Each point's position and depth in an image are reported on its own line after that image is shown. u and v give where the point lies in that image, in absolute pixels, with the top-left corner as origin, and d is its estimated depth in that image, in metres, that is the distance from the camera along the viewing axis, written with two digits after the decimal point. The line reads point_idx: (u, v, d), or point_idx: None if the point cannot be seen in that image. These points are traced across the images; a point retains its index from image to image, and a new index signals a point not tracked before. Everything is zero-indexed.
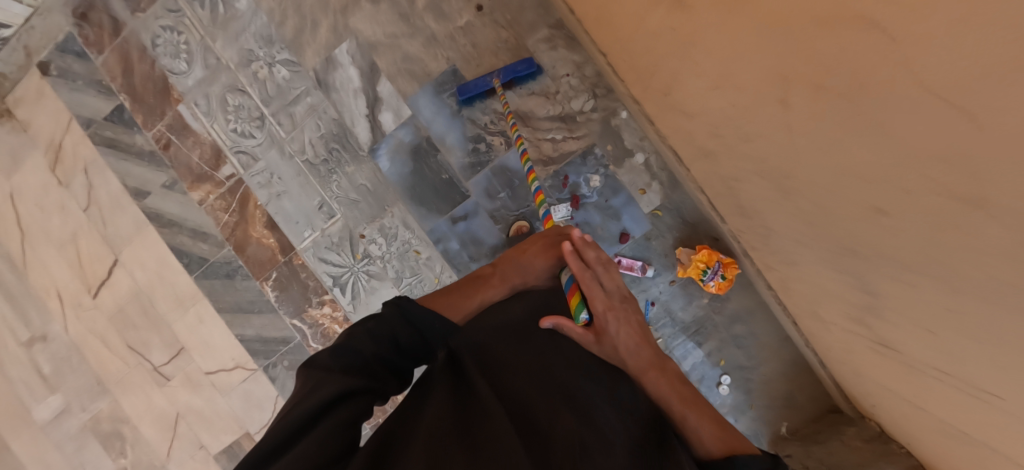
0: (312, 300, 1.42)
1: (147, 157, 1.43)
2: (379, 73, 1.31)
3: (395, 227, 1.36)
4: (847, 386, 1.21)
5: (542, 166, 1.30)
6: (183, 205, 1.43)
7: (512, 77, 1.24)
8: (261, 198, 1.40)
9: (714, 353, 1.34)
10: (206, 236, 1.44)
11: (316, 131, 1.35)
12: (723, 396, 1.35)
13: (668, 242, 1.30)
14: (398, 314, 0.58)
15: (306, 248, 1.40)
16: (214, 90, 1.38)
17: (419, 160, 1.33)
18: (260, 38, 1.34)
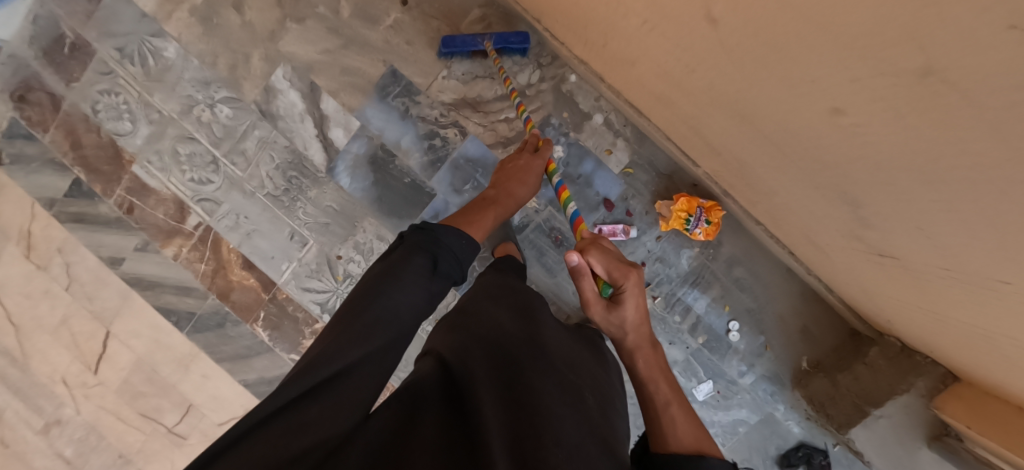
0: (305, 331, 1.40)
1: (115, 224, 1.42)
2: (320, 91, 1.28)
3: (370, 242, 1.33)
4: (861, 308, 1.16)
5: (502, 148, 1.26)
6: (160, 264, 1.42)
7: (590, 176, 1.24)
8: (232, 241, 1.38)
9: (718, 301, 1.28)
10: (189, 290, 1.42)
11: (272, 163, 1.33)
12: (734, 342, 1.31)
13: (648, 199, 1.25)
14: (430, 260, 0.66)
15: (288, 281, 1.38)
16: (163, 144, 1.36)
17: (380, 170, 1.29)
18: (197, 82, 1.32)
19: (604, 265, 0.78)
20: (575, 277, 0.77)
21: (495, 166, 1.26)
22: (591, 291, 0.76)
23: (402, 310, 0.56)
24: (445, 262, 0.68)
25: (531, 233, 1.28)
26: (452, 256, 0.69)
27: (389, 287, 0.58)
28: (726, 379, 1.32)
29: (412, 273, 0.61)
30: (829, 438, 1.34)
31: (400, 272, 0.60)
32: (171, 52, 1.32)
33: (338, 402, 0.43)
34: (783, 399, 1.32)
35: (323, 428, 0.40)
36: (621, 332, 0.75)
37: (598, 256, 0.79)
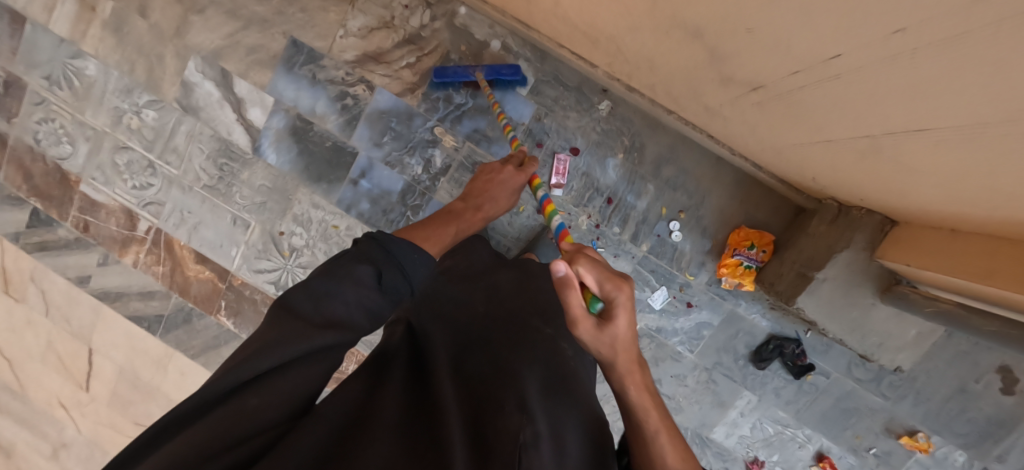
0: (266, 312, 1.43)
1: (75, 244, 1.49)
2: (231, 76, 1.33)
3: (307, 212, 1.36)
4: (792, 177, 1.12)
5: (411, 94, 1.27)
6: (122, 274, 1.48)
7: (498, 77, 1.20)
8: (182, 238, 1.43)
9: (654, 204, 1.26)
10: (153, 293, 1.48)
11: (202, 154, 1.38)
12: (680, 243, 1.27)
13: (560, 115, 1.24)
14: (374, 274, 0.54)
15: (239, 266, 1.42)
16: (102, 158, 1.42)
17: (301, 140, 1.33)
18: (121, 92, 1.38)
19: (597, 275, 0.55)
20: (561, 289, 0.53)
21: (407, 113, 1.28)
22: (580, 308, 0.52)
23: (353, 310, 0.50)
24: (392, 271, 0.56)
25: (455, 172, 1.29)
26: (399, 270, 0.57)
27: (342, 287, 0.50)
28: (680, 282, 1.29)
29: (360, 283, 0.52)
30: (799, 326, 1.29)
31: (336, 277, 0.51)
32: (93, 68, 1.39)
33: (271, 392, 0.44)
34: (741, 291, 1.28)
35: (258, 411, 0.43)
36: (604, 350, 0.53)
37: (589, 268, 0.56)
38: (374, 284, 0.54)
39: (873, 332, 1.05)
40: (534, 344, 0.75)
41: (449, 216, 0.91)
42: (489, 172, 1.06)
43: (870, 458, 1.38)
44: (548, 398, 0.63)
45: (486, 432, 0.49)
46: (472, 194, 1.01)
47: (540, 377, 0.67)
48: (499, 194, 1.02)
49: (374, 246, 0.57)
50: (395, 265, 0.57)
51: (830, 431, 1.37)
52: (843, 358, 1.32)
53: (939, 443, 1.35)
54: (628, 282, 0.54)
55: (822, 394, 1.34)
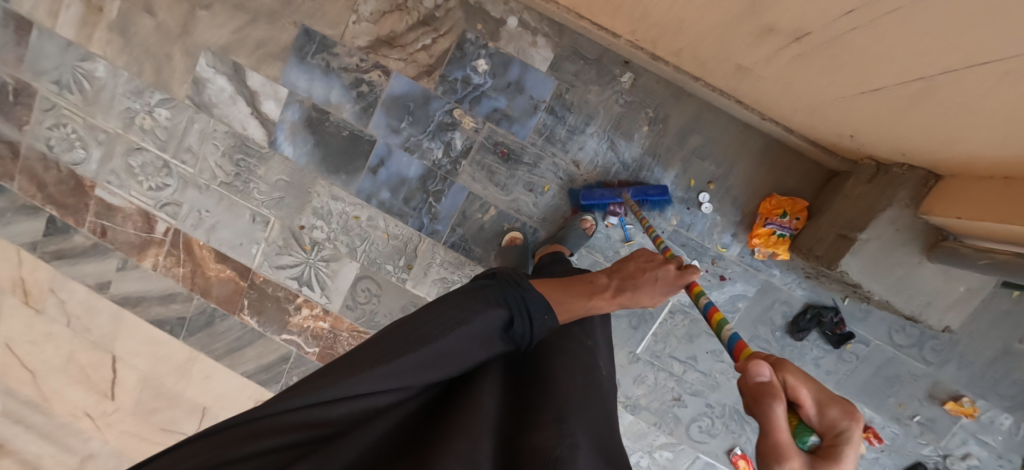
0: (289, 309, 1.41)
1: (92, 250, 1.47)
2: (243, 69, 1.30)
3: (326, 204, 1.34)
4: (826, 138, 1.08)
5: (427, 77, 1.25)
6: (142, 278, 1.46)
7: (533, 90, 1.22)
8: (201, 238, 1.41)
9: (681, 176, 1.23)
10: (174, 296, 1.46)
11: (218, 152, 1.36)
12: (710, 216, 1.24)
13: (581, 90, 1.21)
14: (503, 319, 0.62)
15: (260, 263, 1.40)
16: (117, 161, 1.40)
17: (317, 131, 1.31)
18: (132, 93, 1.36)
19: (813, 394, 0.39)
20: (765, 398, 0.38)
21: (424, 97, 1.25)
22: (785, 435, 0.35)
23: (470, 345, 0.56)
24: (521, 320, 0.64)
25: (476, 154, 1.26)
26: (526, 318, 0.64)
27: (470, 321, 0.57)
28: (711, 255, 1.26)
29: (486, 324, 0.59)
30: (835, 293, 1.26)
31: (473, 312, 0.58)
32: (101, 71, 1.36)
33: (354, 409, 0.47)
34: (775, 261, 1.25)
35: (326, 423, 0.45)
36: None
37: (804, 382, 0.40)
38: (500, 330, 0.61)
39: (920, 292, 1.02)
40: (578, 354, 0.73)
41: (585, 287, 0.82)
42: (642, 261, 0.94)
43: (913, 426, 1.35)
44: (587, 411, 0.61)
45: (518, 449, 0.50)
46: (620, 272, 0.91)
47: (581, 389, 0.65)
48: (646, 288, 0.88)
49: (510, 292, 0.65)
50: (524, 315, 0.64)
51: (871, 400, 1.34)
52: (882, 324, 1.28)
53: (985, 407, 1.32)
54: (863, 410, 0.36)
55: (862, 363, 1.31)
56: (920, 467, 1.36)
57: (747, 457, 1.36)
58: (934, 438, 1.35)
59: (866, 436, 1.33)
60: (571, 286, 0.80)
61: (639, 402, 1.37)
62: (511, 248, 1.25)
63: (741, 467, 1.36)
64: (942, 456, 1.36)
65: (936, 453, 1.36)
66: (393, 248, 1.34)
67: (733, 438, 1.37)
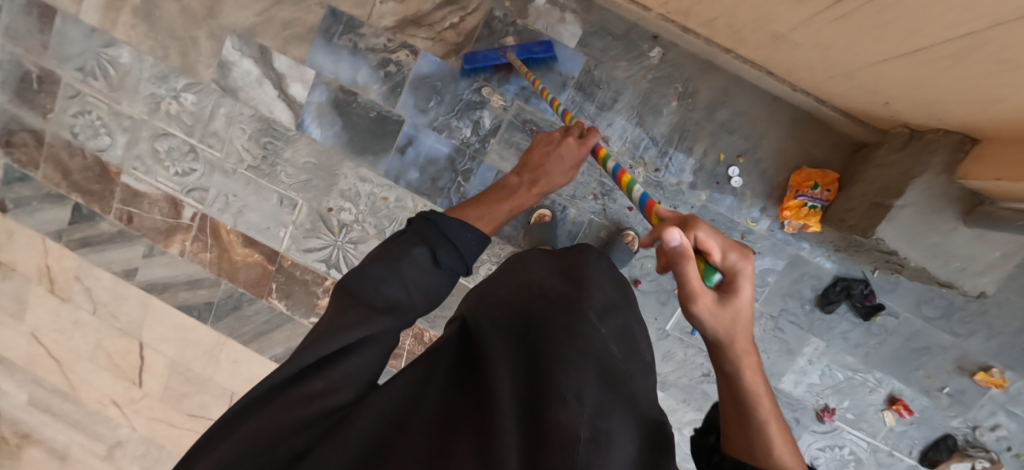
0: (317, 292, 1.41)
1: (119, 237, 1.47)
2: (270, 52, 1.31)
3: (355, 186, 1.34)
4: (858, 108, 1.09)
5: (455, 56, 1.25)
6: (169, 264, 1.47)
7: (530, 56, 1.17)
8: (228, 222, 1.41)
9: (710, 150, 1.23)
10: (201, 282, 1.46)
11: (244, 135, 1.36)
12: (740, 190, 1.24)
13: (610, 66, 1.21)
14: (430, 253, 0.67)
15: (288, 247, 1.40)
16: (143, 147, 1.40)
17: (345, 112, 1.31)
18: (158, 78, 1.36)
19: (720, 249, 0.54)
20: (679, 260, 0.50)
21: (452, 75, 1.26)
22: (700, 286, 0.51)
23: (411, 293, 0.63)
24: (445, 249, 0.68)
25: (504, 133, 1.27)
26: (453, 247, 0.69)
27: (398, 267, 0.63)
28: (740, 230, 1.27)
29: (411, 264, 0.64)
30: (864, 266, 1.26)
31: (397, 259, 0.64)
32: (126, 56, 1.36)
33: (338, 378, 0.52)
34: (804, 235, 1.26)
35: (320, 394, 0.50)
36: (723, 331, 0.53)
37: (713, 235, 0.54)
38: (431, 263, 0.67)
39: (956, 258, 1.02)
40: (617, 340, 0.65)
41: (504, 195, 0.94)
42: (544, 145, 1.02)
43: (942, 398, 1.35)
44: (622, 395, 0.54)
45: (539, 427, 0.42)
46: (528, 164, 1.01)
47: (614, 368, 0.59)
48: (554, 166, 0.98)
49: (421, 225, 0.70)
50: (449, 244, 0.69)
51: (900, 372, 1.34)
52: (911, 295, 1.29)
53: (1014, 378, 1.32)
54: (750, 250, 0.54)
55: (891, 335, 1.32)
56: (949, 439, 1.36)
57: None
58: (963, 410, 1.35)
59: (896, 408, 1.33)
60: (484, 200, 0.91)
61: (668, 379, 1.38)
62: (539, 225, 1.26)
63: None
64: (972, 427, 1.36)
65: (965, 425, 1.36)
66: None
67: None
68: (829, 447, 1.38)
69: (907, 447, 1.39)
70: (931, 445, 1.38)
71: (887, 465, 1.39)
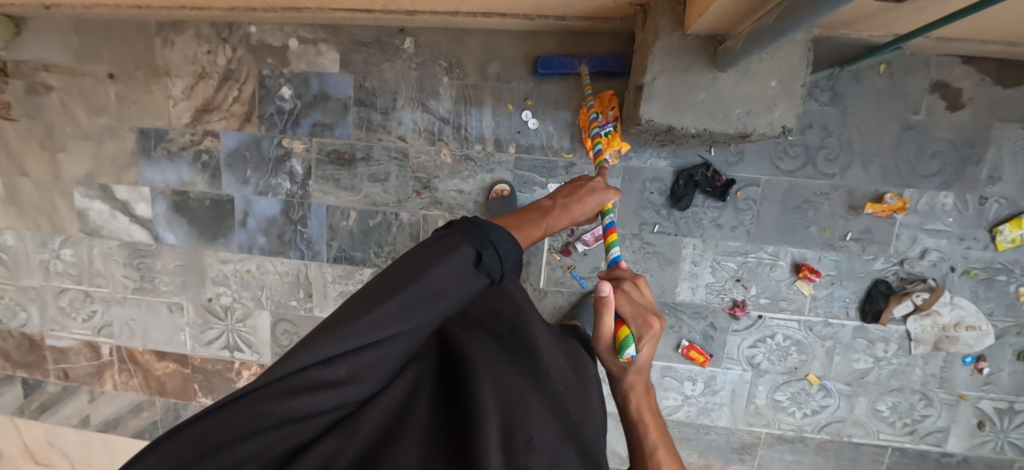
0: (233, 376, 1.50)
1: (64, 393, 1.62)
2: (109, 186, 1.44)
3: (221, 270, 1.43)
4: (587, 9, 1.07)
5: (249, 123, 1.33)
6: (110, 399, 1.59)
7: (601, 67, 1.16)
8: (139, 344, 1.53)
9: (498, 106, 1.24)
10: (141, 406, 1.58)
11: (120, 264, 1.49)
12: (542, 130, 1.24)
13: (376, 73, 1.26)
14: (475, 254, 0.56)
15: (193, 346, 1.50)
16: (51, 308, 1.56)
17: (185, 211, 1.41)
18: (38, 246, 1.52)
19: (630, 311, 0.65)
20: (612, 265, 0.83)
21: (253, 141, 1.34)
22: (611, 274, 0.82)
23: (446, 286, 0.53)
24: (490, 251, 0.57)
25: (317, 171, 1.33)
26: (493, 250, 0.58)
27: (440, 257, 0.53)
28: (562, 165, 1.25)
29: (453, 264, 0.53)
30: (699, 148, 1.20)
31: (444, 254, 0.54)
32: (10, 239, 1.54)
33: (359, 368, 0.48)
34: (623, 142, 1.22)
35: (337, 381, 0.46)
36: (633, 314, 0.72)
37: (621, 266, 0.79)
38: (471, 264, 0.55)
39: (733, 105, 0.95)
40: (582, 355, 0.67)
41: (538, 216, 0.79)
42: (577, 183, 0.93)
43: (852, 247, 1.24)
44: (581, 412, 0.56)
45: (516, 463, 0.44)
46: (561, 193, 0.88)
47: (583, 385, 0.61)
48: (587, 197, 0.88)
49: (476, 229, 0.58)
50: (489, 245, 0.57)
51: (793, 237, 1.24)
52: (762, 157, 1.20)
53: (916, 195, 1.21)
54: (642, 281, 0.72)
55: (764, 203, 1.23)
56: (881, 284, 1.24)
57: (697, 346, 1.31)
58: (881, 249, 1.23)
59: (803, 275, 1.23)
60: (525, 217, 0.76)
61: None
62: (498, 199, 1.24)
63: (693, 357, 1.30)
64: (900, 263, 1.24)
65: (892, 264, 1.24)
66: (290, 285, 1.40)
67: (676, 332, 1.31)
68: (758, 341, 1.29)
69: (842, 309, 1.27)
70: (865, 299, 1.25)
71: (830, 336, 1.28)
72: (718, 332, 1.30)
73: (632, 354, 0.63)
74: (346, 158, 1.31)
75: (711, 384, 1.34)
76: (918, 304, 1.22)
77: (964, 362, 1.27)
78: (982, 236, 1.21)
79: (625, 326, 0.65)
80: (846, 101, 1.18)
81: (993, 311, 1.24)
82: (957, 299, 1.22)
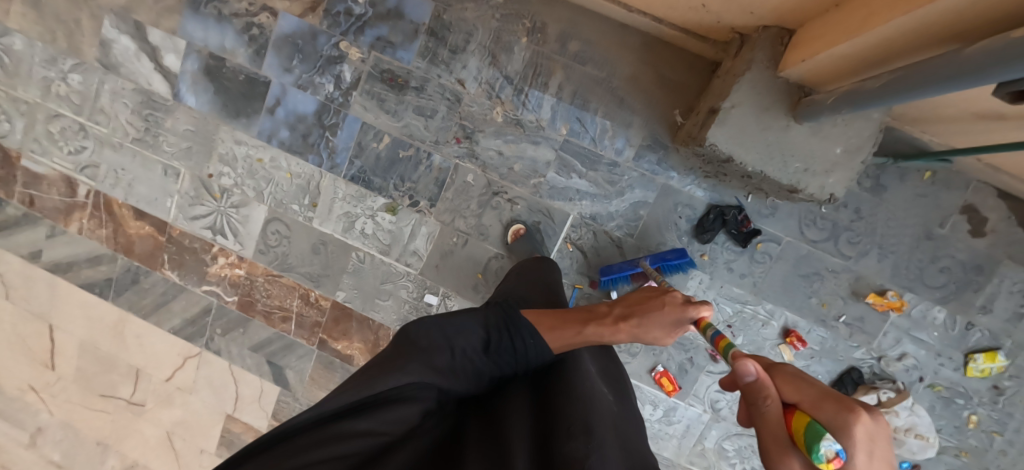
0: (206, 260, 1.44)
1: (23, 220, 1.52)
2: (143, 25, 1.35)
3: (231, 150, 1.37)
4: (689, 20, 1.08)
5: (312, 14, 1.28)
6: (70, 242, 1.51)
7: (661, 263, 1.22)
8: (119, 196, 1.46)
9: (565, 84, 1.23)
10: (100, 258, 1.50)
11: (128, 110, 1.41)
12: (599, 122, 1.24)
13: (458, 9, 1.23)
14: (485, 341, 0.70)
15: (176, 216, 1.44)
16: (38, 130, 1.46)
17: (215, 79, 1.35)
18: (46, 62, 1.43)
19: (804, 394, 0.42)
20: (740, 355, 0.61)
21: (310, 32, 1.28)
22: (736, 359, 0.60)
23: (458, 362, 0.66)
24: (500, 341, 0.71)
25: (364, 85, 1.29)
26: (517, 345, 0.71)
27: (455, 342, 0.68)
28: (605, 163, 1.25)
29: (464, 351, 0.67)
30: (738, 191, 1.23)
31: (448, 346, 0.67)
32: (17, 43, 1.43)
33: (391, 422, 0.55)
34: (671, 161, 1.23)
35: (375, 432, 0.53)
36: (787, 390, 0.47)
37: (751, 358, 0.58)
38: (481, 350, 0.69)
39: (795, 157, 0.97)
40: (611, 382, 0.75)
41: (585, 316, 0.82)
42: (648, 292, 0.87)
43: (841, 329, 1.28)
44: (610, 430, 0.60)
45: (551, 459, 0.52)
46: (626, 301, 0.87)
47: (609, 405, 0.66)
48: (654, 314, 0.80)
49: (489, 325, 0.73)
50: (515, 341, 0.71)
51: (792, 302, 1.28)
52: (791, 219, 1.24)
53: (914, 301, 1.26)
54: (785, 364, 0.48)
55: (778, 262, 1.26)
56: (854, 372, 1.29)
57: (670, 375, 1.33)
58: (866, 340, 1.29)
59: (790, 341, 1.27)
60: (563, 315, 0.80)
61: None
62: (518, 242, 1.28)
63: (664, 385, 1.32)
64: (877, 358, 1.29)
65: (870, 357, 1.29)
66: (298, 187, 1.36)
67: (655, 356, 1.34)
68: None
69: None
70: (836, 381, 1.31)
71: None
72: (692, 368, 1.33)
73: (835, 450, 0.36)
74: (398, 82, 1.27)
75: (669, 414, 1.37)
76: (882, 399, 1.27)
77: (899, 466, 1.34)
78: (958, 357, 1.27)
79: (802, 414, 0.41)
80: (884, 194, 1.22)
81: (942, 428, 1.31)
82: (917, 407, 1.28)
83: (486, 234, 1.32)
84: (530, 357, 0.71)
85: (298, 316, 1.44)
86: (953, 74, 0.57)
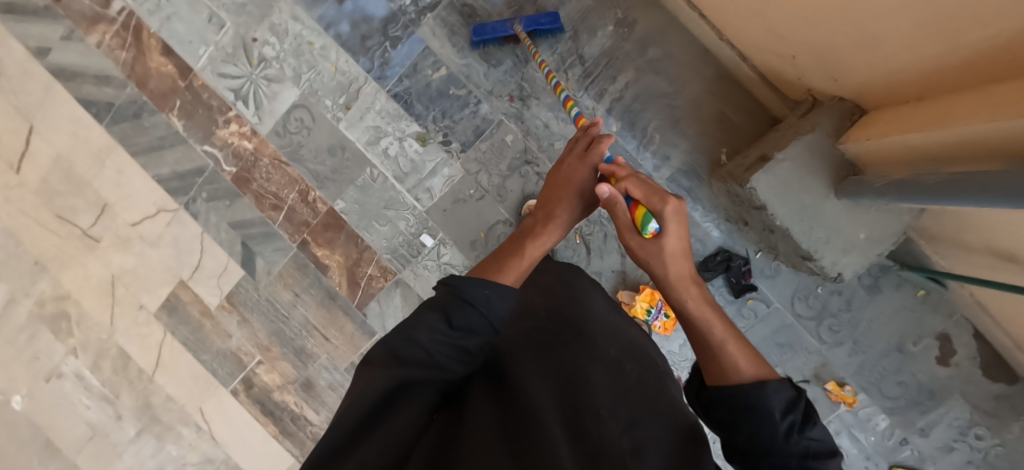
0: (218, 121, 1.39)
1: (42, 11, 1.42)
2: None
3: (285, 23, 1.33)
4: (772, 67, 1.11)
5: None
6: (84, 52, 1.42)
7: (535, 27, 1.18)
8: (154, 26, 1.39)
9: (631, 85, 1.24)
10: (110, 80, 1.42)
11: None
12: (649, 132, 1.25)
13: None
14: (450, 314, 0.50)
15: (204, 67, 1.38)
16: None
17: None
18: None
19: (643, 194, 0.60)
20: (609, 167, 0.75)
21: None
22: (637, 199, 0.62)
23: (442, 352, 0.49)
24: (461, 311, 0.49)
25: (442, 11, 1.27)
26: (479, 309, 0.50)
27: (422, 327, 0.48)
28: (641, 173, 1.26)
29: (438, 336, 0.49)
30: (750, 244, 1.26)
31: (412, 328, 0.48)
32: None
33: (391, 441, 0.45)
34: (701, 193, 1.26)
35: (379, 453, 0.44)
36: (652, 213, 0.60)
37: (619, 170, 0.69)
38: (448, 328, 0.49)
39: (822, 227, 1.00)
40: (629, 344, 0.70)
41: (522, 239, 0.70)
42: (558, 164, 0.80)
43: None
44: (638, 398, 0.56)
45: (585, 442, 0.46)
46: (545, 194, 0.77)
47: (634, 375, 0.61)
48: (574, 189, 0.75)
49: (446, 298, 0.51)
50: (473, 307, 0.50)
51: None
52: (788, 287, 1.28)
53: (865, 402, 1.32)
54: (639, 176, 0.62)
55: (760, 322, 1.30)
56: None
57: None
58: None
59: None
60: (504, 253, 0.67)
61: None
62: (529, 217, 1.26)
63: None
64: None
65: None
66: (338, 84, 1.32)
67: None
68: None
69: None
70: None
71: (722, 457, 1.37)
72: None
73: (654, 227, 0.58)
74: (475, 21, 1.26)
75: None
76: None
77: None
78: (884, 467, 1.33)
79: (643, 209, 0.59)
80: (876, 295, 1.27)
81: None
82: None
83: (503, 197, 1.31)
84: (491, 314, 0.51)
85: (289, 209, 1.40)
86: (1004, 186, 0.60)
